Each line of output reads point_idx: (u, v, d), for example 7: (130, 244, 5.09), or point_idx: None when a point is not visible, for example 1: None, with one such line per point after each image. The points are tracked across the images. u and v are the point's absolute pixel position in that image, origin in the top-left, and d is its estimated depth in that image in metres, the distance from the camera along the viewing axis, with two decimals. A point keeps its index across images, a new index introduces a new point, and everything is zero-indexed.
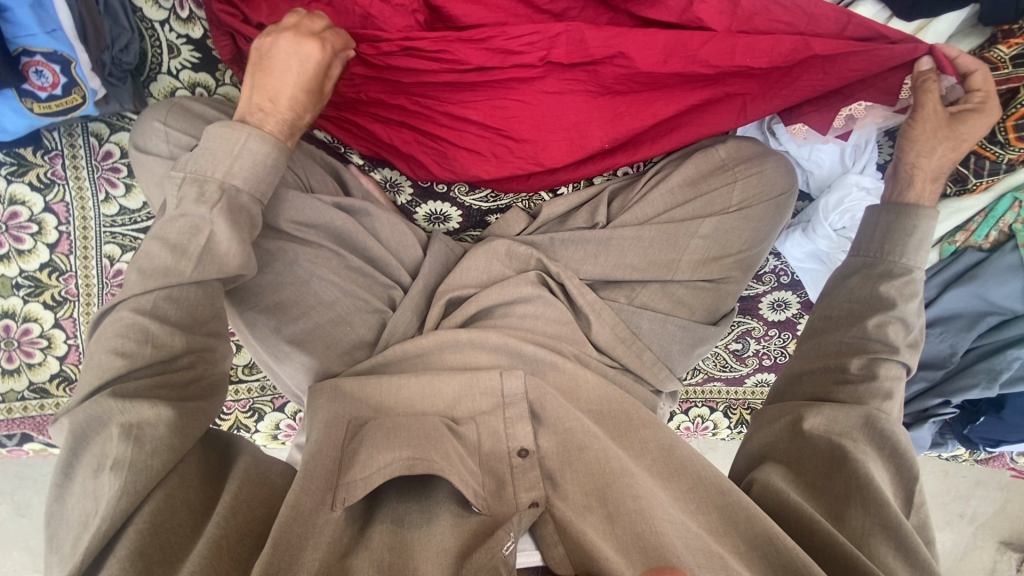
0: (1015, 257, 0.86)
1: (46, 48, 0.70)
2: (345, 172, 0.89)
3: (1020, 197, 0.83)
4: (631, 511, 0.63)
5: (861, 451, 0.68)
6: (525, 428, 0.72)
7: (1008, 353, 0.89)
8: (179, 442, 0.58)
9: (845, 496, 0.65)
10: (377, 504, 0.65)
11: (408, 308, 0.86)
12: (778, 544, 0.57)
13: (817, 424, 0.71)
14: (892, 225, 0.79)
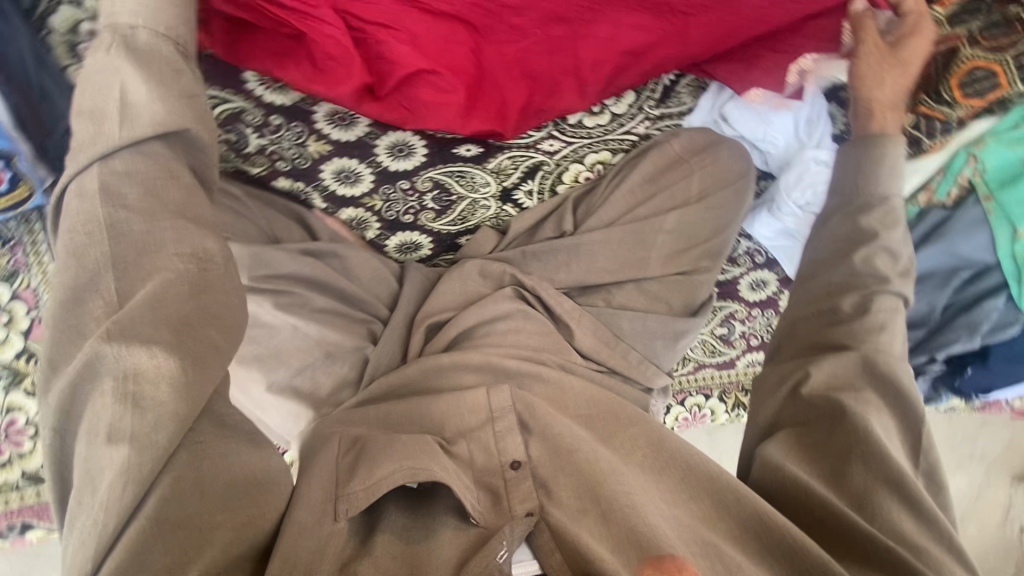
0: (979, 210, 0.86)
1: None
2: (309, 216, 0.89)
3: (974, 151, 0.83)
4: (623, 506, 0.62)
5: (860, 399, 0.66)
6: (516, 440, 0.72)
7: (986, 305, 0.90)
8: (186, 410, 0.49)
9: (847, 451, 0.63)
10: (378, 514, 0.65)
11: (389, 340, 0.86)
12: (770, 524, 0.59)
13: (814, 381, 0.70)
14: (863, 157, 0.79)
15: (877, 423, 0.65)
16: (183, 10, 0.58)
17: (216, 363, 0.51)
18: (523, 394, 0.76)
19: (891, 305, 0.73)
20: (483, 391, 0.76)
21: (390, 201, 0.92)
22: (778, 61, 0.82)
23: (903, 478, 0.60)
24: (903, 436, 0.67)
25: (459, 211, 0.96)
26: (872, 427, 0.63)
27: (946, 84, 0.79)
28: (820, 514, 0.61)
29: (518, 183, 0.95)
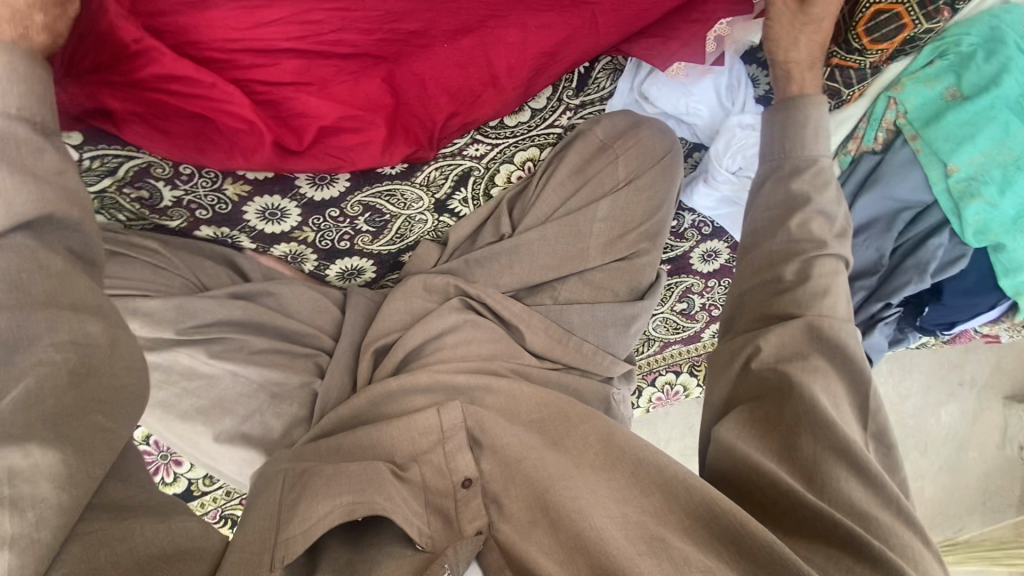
0: (908, 151, 0.86)
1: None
2: (239, 257, 0.89)
3: (893, 94, 0.82)
4: (570, 512, 0.63)
5: (809, 368, 0.65)
6: (467, 457, 0.73)
7: (930, 243, 0.90)
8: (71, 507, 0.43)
9: (797, 424, 0.62)
10: (316, 555, 0.64)
11: (337, 370, 0.85)
12: (716, 509, 0.58)
13: (766, 353, 0.68)
14: (786, 122, 0.75)
15: (822, 393, 0.64)
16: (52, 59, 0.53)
17: (106, 449, 0.46)
18: (473, 411, 0.77)
19: (826, 269, 0.71)
20: (435, 412, 0.76)
21: (322, 231, 0.91)
22: (693, 29, 0.80)
23: (851, 447, 0.59)
24: (852, 400, 0.66)
25: (395, 230, 0.94)
26: (818, 397, 0.62)
27: (853, 32, 0.76)
28: (773, 493, 0.59)
29: (451, 193, 0.93)
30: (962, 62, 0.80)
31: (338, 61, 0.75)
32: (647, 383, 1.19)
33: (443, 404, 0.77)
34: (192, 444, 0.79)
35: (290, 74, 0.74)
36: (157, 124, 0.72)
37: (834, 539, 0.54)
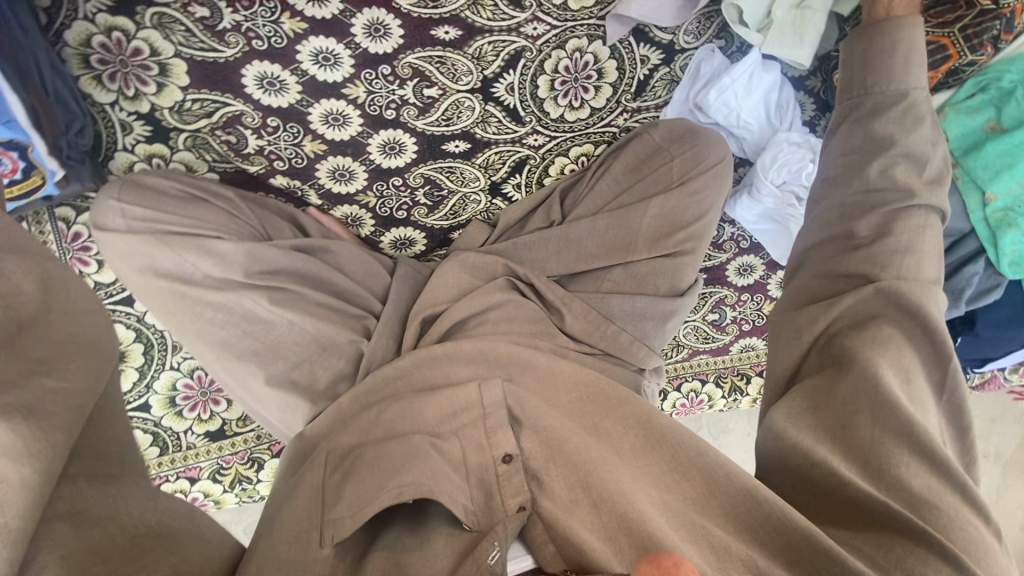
0: (947, 178, 0.90)
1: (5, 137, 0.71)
2: (303, 216, 0.92)
3: (935, 122, 0.88)
4: (614, 496, 0.63)
5: (876, 341, 0.62)
6: (507, 434, 0.74)
7: (966, 270, 0.92)
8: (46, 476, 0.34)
9: (858, 397, 0.59)
10: (375, 537, 0.67)
11: (383, 335, 0.87)
12: (755, 495, 0.57)
13: (836, 327, 0.65)
14: (866, 56, 0.73)
15: (888, 366, 0.60)
16: None
17: (65, 410, 0.36)
18: (513, 390, 0.79)
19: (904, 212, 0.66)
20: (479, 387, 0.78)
21: (383, 198, 0.97)
22: None
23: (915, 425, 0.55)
24: (925, 372, 0.61)
25: (450, 206, 1.00)
26: (880, 373, 0.59)
27: None
28: (821, 478, 0.57)
29: (506, 178, 0.99)
30: (1002, 98, 0.84)
31: None
32: (672, 388, 1.20)
33: (483, 380, 0.79)
34: (241, 382, 0.82)
35: None
36: None
37: (889, 524, 0.52)
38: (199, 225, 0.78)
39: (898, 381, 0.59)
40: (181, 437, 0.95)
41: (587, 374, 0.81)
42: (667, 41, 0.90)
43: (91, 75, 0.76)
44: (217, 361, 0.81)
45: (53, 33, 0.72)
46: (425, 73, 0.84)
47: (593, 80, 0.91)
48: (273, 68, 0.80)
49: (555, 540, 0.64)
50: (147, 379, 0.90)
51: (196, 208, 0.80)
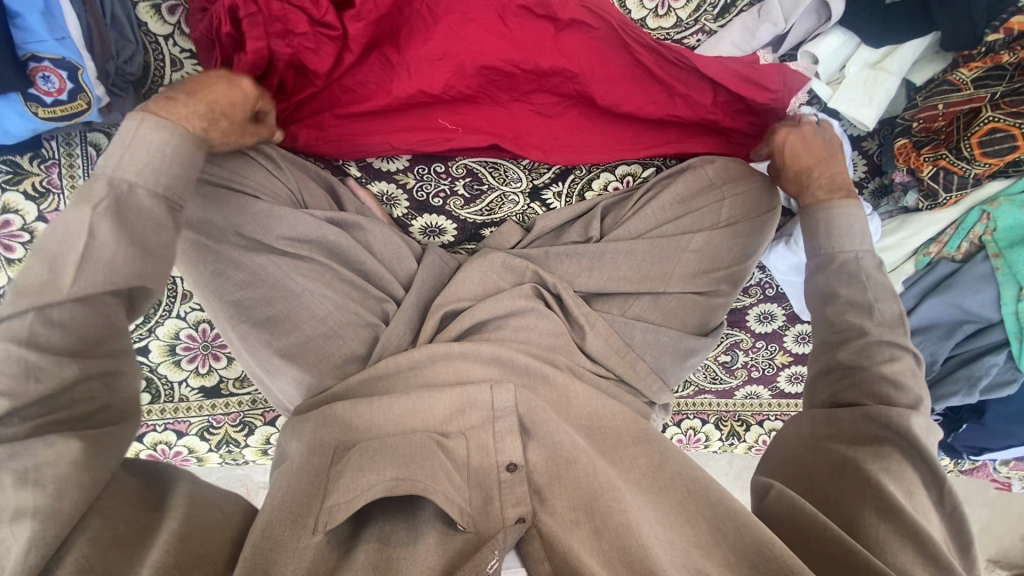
0: (987, 267, 0.90)
1: (54, 54, 0.62)
2: (341, 187, 0.89)
3: (987, 210, 0.88)
4: (619, 524, 0.61)
5: (883, 457, 0.64)
6: (514, 442, 0.72)
7: (985, 359, 0.93)
8: (90, 480, 0.51)
9: (864, 491, 0.61)
10: (363, 523, 0.65)
11: (401, 321, 0.85)
12: (767, 547, 0.56)
13: (836, 439, 0.68)
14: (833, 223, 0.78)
15: (894, 478, 0.61)
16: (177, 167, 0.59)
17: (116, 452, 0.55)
18: (526, 397, 0.76)
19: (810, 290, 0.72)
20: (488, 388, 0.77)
21: (422, 182, 0.94)
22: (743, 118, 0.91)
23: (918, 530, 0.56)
24: (925, 493, 0.62)
25: (487, 202, 0.97)
26: (885, 482, 0.60)
27: (965, 140, 0.83)
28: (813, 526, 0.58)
29: (548, 183, 0.97)
30: None
31: (465, 107, 0.91)
32: (672, 422, 1.21)
33: (496, 383, 0.78)
34: (249, 347, 0.79)
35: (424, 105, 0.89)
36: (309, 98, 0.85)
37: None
38: (245, 179, 0.77)
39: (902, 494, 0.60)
40: (174, 388, 0.92)
41: (606, 406, 0.80)
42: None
43: (150, 3, 0.74)
44: (228, 328, 0.79)
45: None
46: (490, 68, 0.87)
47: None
48: (322, 46, 0.79)
49: (551, 558, 0.61)
50: (151, 323, 0.86)
51: (243, 162, 0.78)
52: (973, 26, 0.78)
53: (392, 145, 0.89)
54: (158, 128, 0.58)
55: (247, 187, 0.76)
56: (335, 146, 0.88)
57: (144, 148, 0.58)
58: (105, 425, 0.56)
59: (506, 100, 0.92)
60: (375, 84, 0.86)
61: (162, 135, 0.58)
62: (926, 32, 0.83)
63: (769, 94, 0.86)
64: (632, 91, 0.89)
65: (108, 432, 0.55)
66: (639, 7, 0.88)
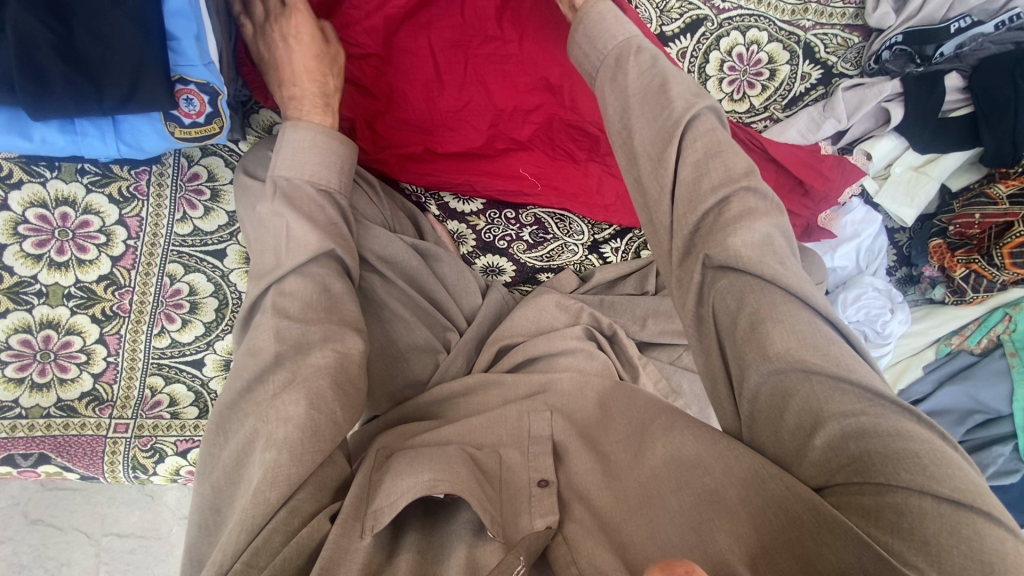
0: (1003, 363, 0.99)
1: (202, 79, 0.60)
2: (423, 219, 0.92)
3: (1010, 312, 0.96)
4: (638, 540, 0.56)
5: (766, 310, 0.50)
6: (546, 461, 0.68)
7: (993, 449, 1.00)
8: (297, 475, 0.52)
9: (780, 403, 0.48)
10: (400, 533, 0.60)
11: (460, 353, 0.86)
12: (775, 497, 0.47)
13: (726, 308, 0.53)
14: None
15: (788, 330, 0.49)
16: (321, 159, 0.68)
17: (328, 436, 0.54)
18: (562, 426, 0.72)
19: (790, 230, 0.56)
20: (524, 415, 0.73)
21: (491, 225, 0.98)
22: (800, 202, 0.95)
23: (857, 420, 0.45)
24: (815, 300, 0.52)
25: (548, 250, 1.00)
26: (782, 341, 0.48)
27: (997, 249, 0.92)
28: (773, 486, 0.47)
29: (607, 239, 1.02)
30: None
31: (544, 158, 0.94)
32: None
33: (531, 411, 0.74)
34: None
35: (506, 154, 0.93)
36: (398, 132, 0.87)
37: (860, 553, 0.40)
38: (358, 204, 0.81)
39: (812, 365, 0.47)
40: None
41: (639, 410, 0.69)
42: (828, 62, 0.93)
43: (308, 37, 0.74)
44: None
45: None
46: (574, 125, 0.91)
47: (762, 78, 0.93)
48: (422, 86, 0.85)
49: (576, 563, 0.55)
50: (212, 336, 0.83)
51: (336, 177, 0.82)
52: (1015, 145, 0.88)
53: (468, 187, 0.93)
54: (298, 127, 0.67)
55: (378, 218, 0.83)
56: (413, 177, 0.91)
57: (294, 146, 0.67)
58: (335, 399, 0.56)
59: (585, 160, 0.95)
60: (463, 125, 0.88)
61: (301, 132, 0.67)
62: (967, 145, 0.92)
63: (825, 183, 0.93)
64: None
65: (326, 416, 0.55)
66: (717, 89, 0.92)
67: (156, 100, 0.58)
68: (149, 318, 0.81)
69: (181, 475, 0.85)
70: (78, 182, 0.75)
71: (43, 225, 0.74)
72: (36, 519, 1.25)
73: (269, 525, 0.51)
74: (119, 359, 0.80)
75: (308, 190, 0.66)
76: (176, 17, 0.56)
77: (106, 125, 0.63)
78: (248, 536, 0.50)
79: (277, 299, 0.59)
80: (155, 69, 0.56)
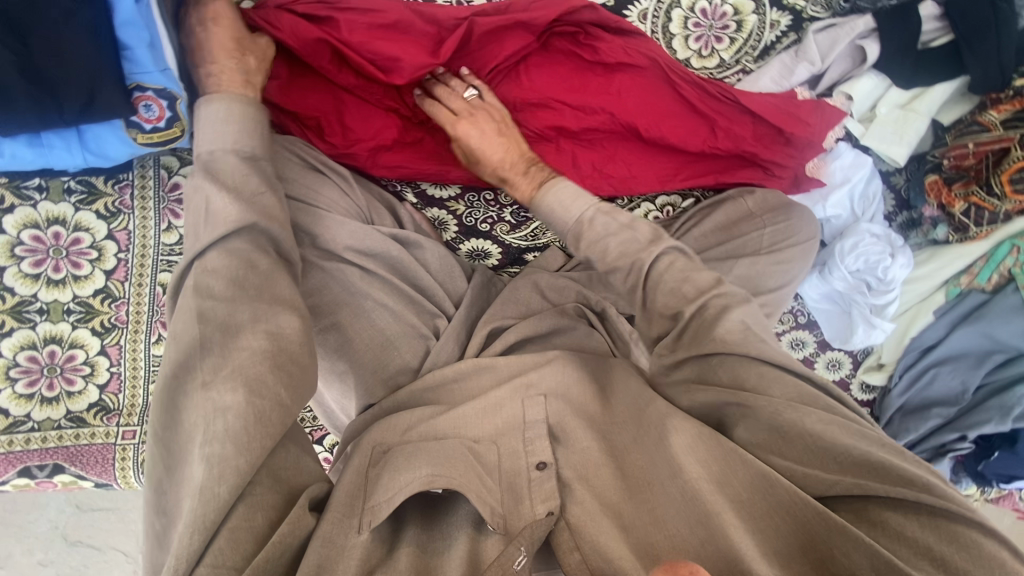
0: (1017, 298, 0.94)
1: (158, 85, 0.63)
2: (400, 207, 0.92)
3: (1018, 244, 0.91)
4: (647, 524, 0.61)
5: (754, 379, 0.62)
6: (545, 444, 0.69)
7: (1017, 389, 0.96)
8: (246, 464, 0.53)
9: (778, 436, 0.59)
10: (401, 525, 0.64)
11: (450, 337, 0.84)
12: (790, 508, 0.55)
13: (723, 369, 0.64)
14: (775, 231, 0.93)
15: (777, 385, 0.60)
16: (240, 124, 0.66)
17: (276, 422, 0.56)
18: (557, 408, 0.73)
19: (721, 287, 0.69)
20: (518, 399, 0.74)
21: (472, 208, 0.98)
22: (783, 152, 0.93)
23: (862, 456, 0.54)
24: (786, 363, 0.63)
25: (532, 228, 1.00)
26: (772, 391, 0.60)
27: (995, 177, 0.88)
28: (781, 492, 0.56)
29: None
30: None
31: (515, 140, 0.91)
32: None
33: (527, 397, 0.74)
34: (323, 356, 0.82)
35: None
36: (366, 122, 0.87)
37: (866, 557, 0.49)
38: (293, 190, 0.81)
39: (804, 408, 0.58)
40: None
41: (636, 395, 0.74)
42: (797, 7, 0.91)
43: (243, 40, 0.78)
44: (327, 384, 0.85)
45: None
46: (543, 101, 0.88)
47: (729, 32, 0.91)
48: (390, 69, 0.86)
49: (580, 548, 0.59)
50: None
51: (282, 157, 0.83)
52: (1001, 69, 0.84)
53: (443, 172, 0.92)
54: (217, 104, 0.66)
55: (320, 202, 0.81)
56: (385, 169, 0.91)
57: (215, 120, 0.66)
58: (281, 383, 0.58)
59: (559, 137, 0.92)
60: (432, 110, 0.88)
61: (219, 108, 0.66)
62: (954, 74, 0.89)
63: (807, 129, 0.90)
64: (678, 125, 0.91)
65: (281, 404, 0.57)
66: (684, 48, 0.91)
67: (111, 105, 0.61)
68: (146, 327, 0.84)
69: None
70: (66, 202, 0.78)
71: (38, 245, 0.78)
72: (75, 540, 1.31)
73: (228, 524, 0.52)
74: (122, 368, 0.83)
75: (233, 160, 0.65)
76: (126, 28, 0.59)
77: (72, 137, 0.66)
78: (201, 537, 0.50)
79: (198, 277, 0.59)
80: (109, 79, 0.59)
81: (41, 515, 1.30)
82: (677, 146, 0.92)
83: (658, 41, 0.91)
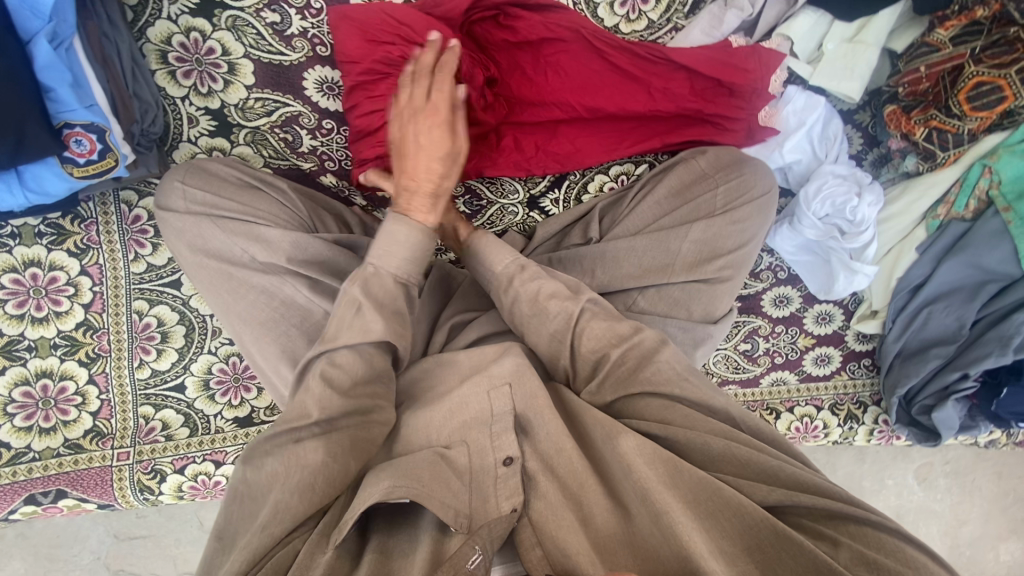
0: (998, 222, 0.89)
1: (85, 120, 0.72)
2: (349, 214, 0.91)
3: (988, 163, 0.87)
4: (601, 516, 0.60)
5: (679, 417, 0.65)
6: (511, 438, 0.65)
7: (1014, 318, 0.90)
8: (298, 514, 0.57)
9: (710, 461, 0.61)
10: (366, 536, 0.61)
11: (410, 336, 0.86)
12: (734, 509, 0.55)
13: (653, 409, 0.66)
14: (729, 188, 0.89)
15: (704, 423, 0.64)
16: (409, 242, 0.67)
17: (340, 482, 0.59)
18: (522, 397, 0.68)
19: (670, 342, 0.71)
20: (483, 393, 0.69)
21: None
22: (730, 104, 0.91)
23: (793, 475, 0.57)
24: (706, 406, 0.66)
25: (488, 216, 1.00)
26: (699, 425, 0.64)
27: (953, 98, 0.82)
28: (729, 494, 0.55)
29: (545, 191, 0.99)
30: None
31: None
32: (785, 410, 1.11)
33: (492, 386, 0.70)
34: None
35: None
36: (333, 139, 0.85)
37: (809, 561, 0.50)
38: (219, 204, 0.79)
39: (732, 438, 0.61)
40: (210, 421, 0.91)
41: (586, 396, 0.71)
42: None
43: (166, 71, 0.84)
44: None
45: (137, 30, 0.82)
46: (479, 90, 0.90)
47: None
48: (332, 74, 0.88)
49: (542, 544, 0.59)
50: (185, 360, 0.90)
51: (219, 172, 0.82)
52: None
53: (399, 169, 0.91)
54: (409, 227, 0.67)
55: (249, 214, 0.78)
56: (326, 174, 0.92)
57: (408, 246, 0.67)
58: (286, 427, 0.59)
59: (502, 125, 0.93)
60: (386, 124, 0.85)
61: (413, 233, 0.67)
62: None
63: (749, 77, 0.88)
64: (616, 92, 0.91)
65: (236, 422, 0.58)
66: (610, 14, 0.91)
67: (42, 145, 0.69)
68: (128, 353, 0.89)
69: (186, 491, 0.92)
70: (39, 244, 0.85)
71: (19, 287, 0.84)
72: (118, 570, 1.29)
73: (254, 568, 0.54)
74: (111, 395, 0.89)
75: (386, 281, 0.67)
76: (47, 71, 0.67)
77: (12, 178, 0.73)
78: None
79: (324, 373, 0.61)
80: (38, 118, 0.67)
81: (83, 547, 1.28)
82: (621, 112, 0.92)
83: (583, 10, 0.91)
